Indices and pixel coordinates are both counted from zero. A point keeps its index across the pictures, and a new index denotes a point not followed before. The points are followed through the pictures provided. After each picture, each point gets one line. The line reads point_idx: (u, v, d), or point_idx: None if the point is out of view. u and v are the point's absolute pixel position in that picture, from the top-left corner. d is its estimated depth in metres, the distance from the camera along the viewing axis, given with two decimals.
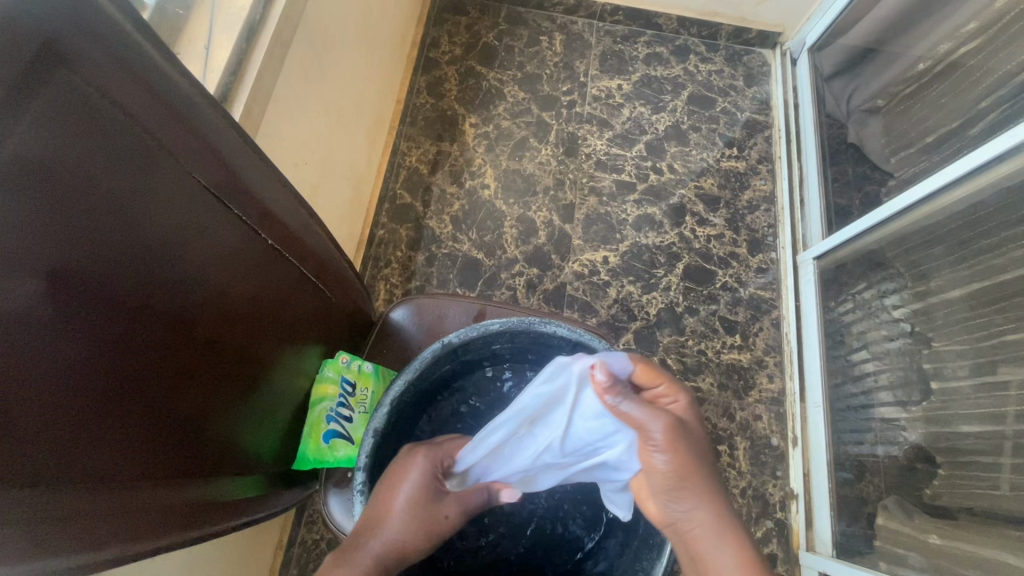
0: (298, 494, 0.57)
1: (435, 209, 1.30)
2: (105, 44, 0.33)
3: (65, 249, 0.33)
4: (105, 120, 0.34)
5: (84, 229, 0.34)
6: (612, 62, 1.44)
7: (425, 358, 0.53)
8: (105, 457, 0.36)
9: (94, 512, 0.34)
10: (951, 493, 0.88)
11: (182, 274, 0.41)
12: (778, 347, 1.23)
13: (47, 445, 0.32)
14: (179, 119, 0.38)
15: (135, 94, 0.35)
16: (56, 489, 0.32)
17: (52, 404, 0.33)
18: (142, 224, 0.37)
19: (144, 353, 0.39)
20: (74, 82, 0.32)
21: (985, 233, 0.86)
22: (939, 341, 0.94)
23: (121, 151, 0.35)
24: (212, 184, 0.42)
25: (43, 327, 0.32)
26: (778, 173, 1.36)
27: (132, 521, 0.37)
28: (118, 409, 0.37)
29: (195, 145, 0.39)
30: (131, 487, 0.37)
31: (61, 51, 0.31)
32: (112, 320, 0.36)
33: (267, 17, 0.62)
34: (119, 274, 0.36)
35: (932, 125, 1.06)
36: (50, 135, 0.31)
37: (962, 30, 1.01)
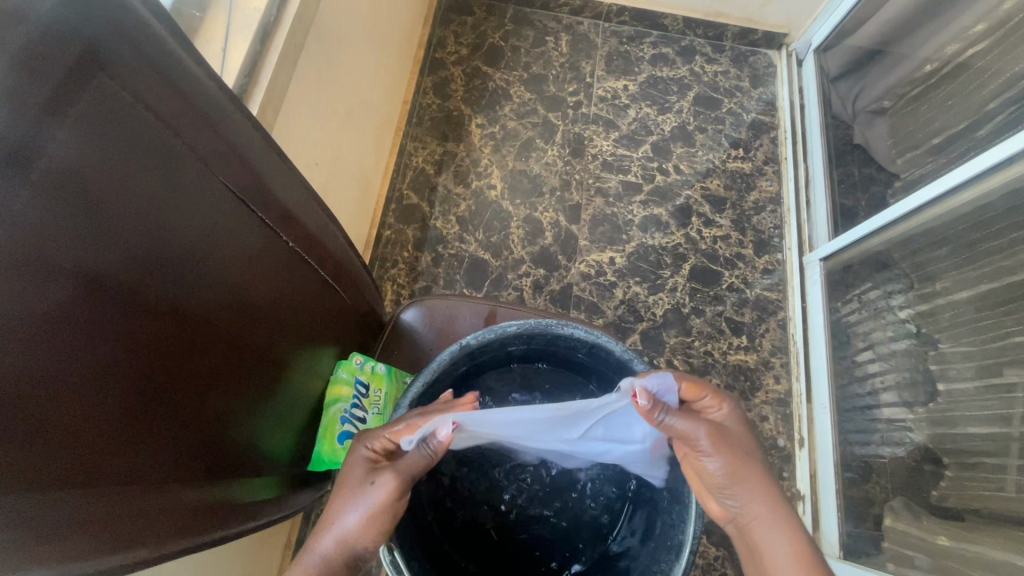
0: (309, 496, 0.57)
1: (441, 210, 1.30)
2: (138, 49, 0.33)
3: (98, 252, 0.33)
4: (140, 124, 0.34)
5: (117, 233, 0.34)
6: (618, 62, 1.44)
7: (443, 360, 0.53)
8: (133, 460, 0.36)
9: (112, 516, 0.34)
10: (959, 495, 0.88)
11: (211, 277, 0.41)
12: (784, 348, 1.23)
13: (82, 447, 0.33)
14: (207, 123, 0.38)
15: (166, 98, 0.35)
16: (81, 492, 0.32)
17: (84, 407, 0.33)
18: (174, 228, 0.38)
19: (174, 356, 0.39)
20: (111, 86, 0.32)
21: (993, 234, 0.87)
22: (946, 343, 0.94)
23: (156, 154, 0.36)
24: (237, 186, 0.42)
25: (80, 330, 0.32)
26: (785, 173, 1.36)
27: (157, 522, 0.37)
28: (146, 413, 0.37)
29: (222, 149, 0.40)
30: (159, 489, 0.38)
31: (98, 56, 0.31)
32: (143, 323, 0.36)
33: (281, 18, 0.62)
34: (149, 278, 0.36)
35: (939, 127, 1.07)
36: (88, 140, 0.32)
37: (969, 31, 1.01)
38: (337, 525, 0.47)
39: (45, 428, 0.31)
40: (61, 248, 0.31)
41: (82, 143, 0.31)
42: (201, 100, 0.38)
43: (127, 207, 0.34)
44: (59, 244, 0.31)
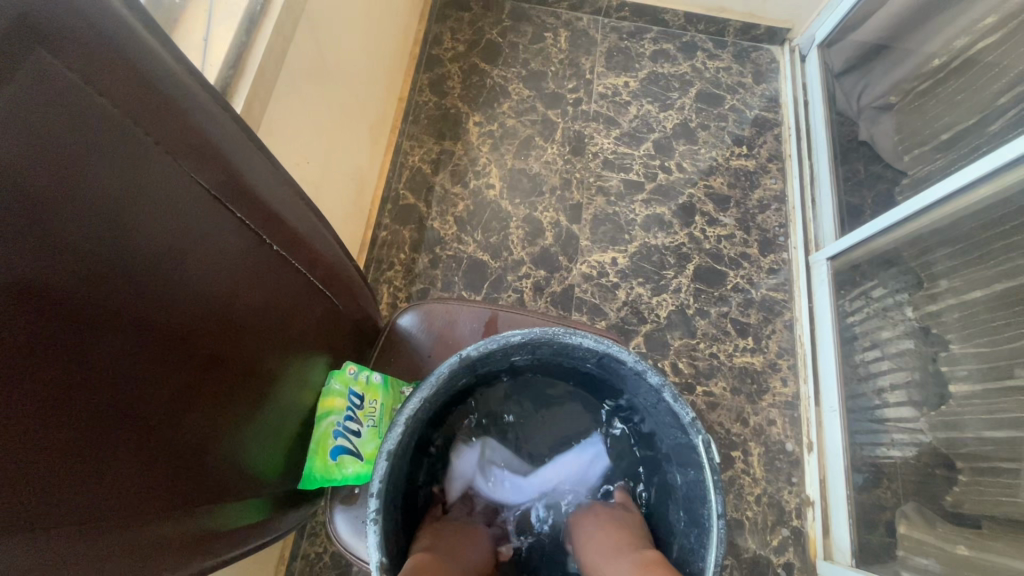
0: (301, 513, 0.54)
1: (438, 210, 1.27)
2: (86, 25, 0.31)
3: (49, 255, 0.30)
4: (91, 110, 0.31)
5: (70, 232, 0.31)
6: (618, 59, 1.41)
7: (442, 372, 0.49)
8: (89, 485, 0.32)
9: (58, 552, 0.31)
10: (973, 501, 0.85)
11: (186, 284, 0.38)
12: (791, 350, 1.20)
13: (31, 474, 0.29)
14: (170, 111, 0.36)
15: (121, 81, 0.32)
16: (22, 523, 0.29)
17: (30, 425, 0.29)
18: (139, 230, 0.35)
19: (144, 370, 0.36)
20: (55, 66, 0.29)
21: (1006, 232, 0.84)
22: (956, 343, 0.91)
23: (117, 147, 0.33)
24: (211, 184, 0.39)
25: (29, 344, 0.29)
26: (789, 171, 1.33)
27: (121, 551, 0.34)
28: (107, 431, 0.34)
29: (190, 142, 0.37)
30: (126, 517, 0.34)
31: (39, 33, 0.29)
32: (103, 333, 0.33)
33: (267, 8, 0.58)
34: (108, 283, 0.33)
35: (948, 123, 1.04)
36: (29, 127, 0.28)
37: (979, 24, 0.98)
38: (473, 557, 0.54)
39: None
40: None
41: (22, 128, 0.28)
42: (162, 87, 0.35)
43: (81, 204, 0.31)
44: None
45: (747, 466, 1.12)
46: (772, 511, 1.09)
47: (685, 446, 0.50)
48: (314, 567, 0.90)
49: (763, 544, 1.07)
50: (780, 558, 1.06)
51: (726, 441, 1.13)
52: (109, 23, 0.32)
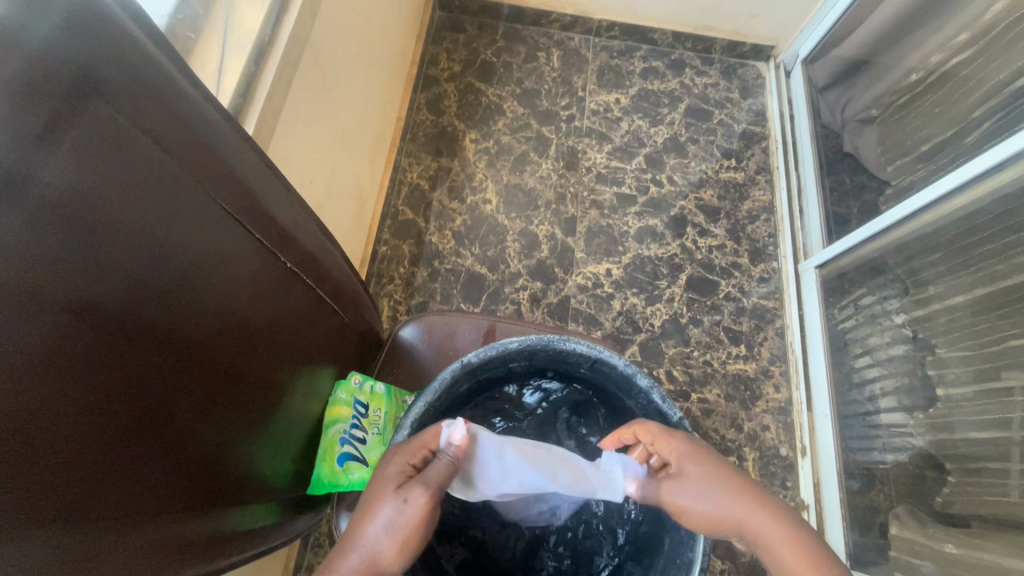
0: (309, 519, 0.56)
1: (437, 225, 1.30)
2: (132, 71, 0.33)
3: (93, 277, 0.32)
4: (134, 145, 0.34)
5: (110, 256, 0.33)
6: (609, 76, 1.46)
7: (445, 379, 0.53)
8: (122, 491, 0.35)
9: (96, 552, 0.33)
10: (963, 501, 0.87)
11: (210, 298, 0.41)
12: (783, 356, 1.23)
13: (76, 479, 0.32)
14: (201, 144, 0.38)
15: (159, 119, 0.35)
16: (67, 527, 0.31)
17: (74, 438, 0.31)
18: (170, 249, 0.37)
19: (170, 380, 0.38)
20: (107, 109, 0.32)
21: (986, 238, 0.87)
22: (942, 348, 0.95)
23: (153, 177, 0.35)
24: (233, 208, 0.42)
25: (76, 359, 0.31)
26: (777, 182, 1.37)
27: (152, 551, 0.36)
28: (139, 440, 0.36)
29: (216, 171, 0.40)
30: (154, 518, 0.37)
31: (96, 82, 0.31)
32: (137, 349, 0.35)
33: (275, 38, 0.62)
34: (143, 302, 0.36)
35: (927, 134, 1.08)
36: (81, 166, 0.31)
37: (952, 41, 1.03)
38: (360, 552, 0.45)
39: (31, 463, 0.29)
40: (54, 274, 0.30)
41: (75, 168, 0.31)
42: (195, 123, 0.38)
43: (122, 231, 0.34)
44: (55, 270, 0.30)
45: (742, 471, 1.14)
46: None
47: None
48: None
49: None
50: None
51: (721, 447, 1.16)
52: (156, 66, 0.34)
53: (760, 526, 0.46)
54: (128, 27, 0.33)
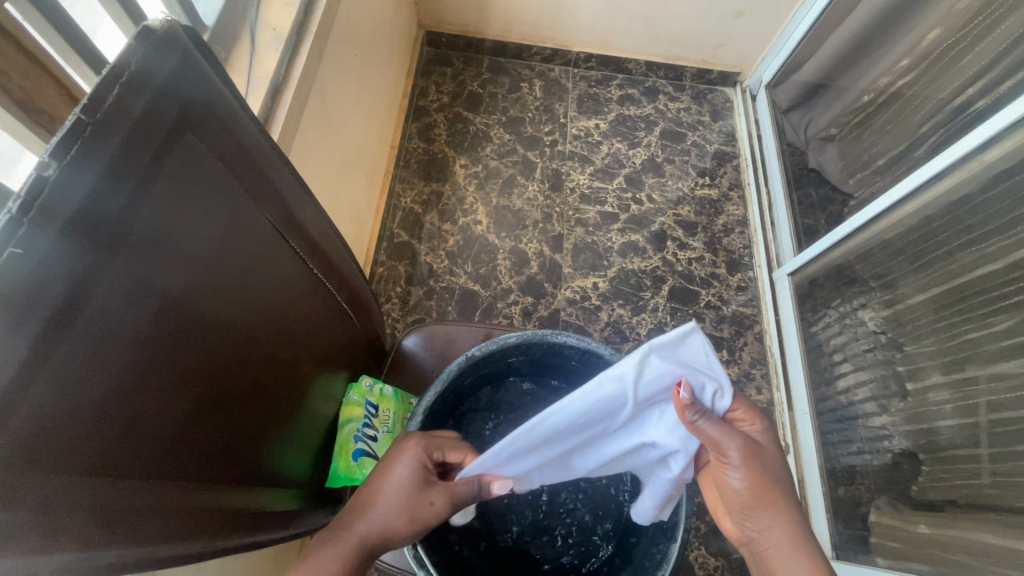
0: (325, 516, 0.60)
1: (430, 245, 1.37)
2: (200, 98, 0.34)
3: (177, 291, 0.34)
4: (206, 167, 0.35)
5: (189, 271, 0.35)
6: (588, 104, 1.56)
7: (452, 370, 0.59)
8: (184, 485, 0.37)
9: (179, 533, 0.36)
10: (936, 487, 0.93)
11: (259, 298, 0.43)
12: (763, 360, 1.30)
13: (154, 473, 0.34)
14: (253, 163, 0.40)
15: (223, 140, 0.36)
16: (151, 518, 0.34)
17: (153, 439, 0.34)
18: (232, 256, 0.39)
19: (225, 372, 0.40)
20: (188, 138, 0.33)
21: (939, 242, 0.96)
22: (910, 345, 1.01)
23: (221, 194, 0.37)
24: (277, 221, 0.44)
25: (156, 368, 0.34)
26: (749, 198, 1.46)
27: (219, 524, 0.40)
28: (197, 439, 0.38)
29: (265, 190, 0.42)
30: (216, 493, 0.40)
31: (183, 113, 0.33)
32: (199, 357, 0.37)
33: (290, 76, 0.69)
34: (207, 314, 0.38)
35: (881, 149, 1.18)
36: (172, 193, 0.33)
37: (897, 65, 1.14)
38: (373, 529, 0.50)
39: (114, 473, 0.31)
40: (147, 295, 0.32)
41: (168, 198, 0.33)
42: (252, 148, 0.39)
43: (197, 254, 0.36)
44: (148, 291, 0.32)
45: None
46: None
47: None
48: None
49: None
50: None
51: None
52: (221, 100, 0.36)
53: (783, 529, 0.51)
54: (203, 64, 0.34)
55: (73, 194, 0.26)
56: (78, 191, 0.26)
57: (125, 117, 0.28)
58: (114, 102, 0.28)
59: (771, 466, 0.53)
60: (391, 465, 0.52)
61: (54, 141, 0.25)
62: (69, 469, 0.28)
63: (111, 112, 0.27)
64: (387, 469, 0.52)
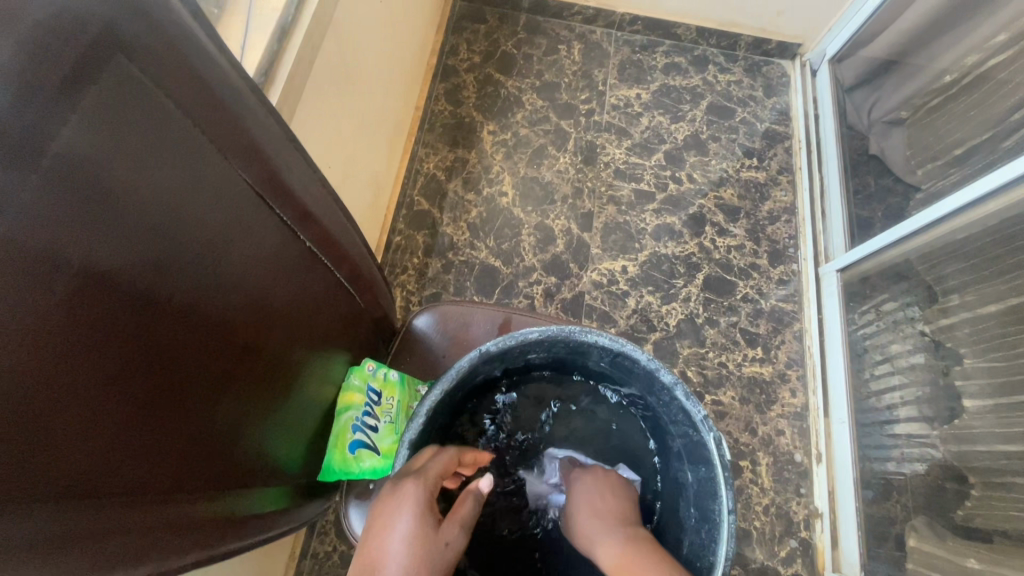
0: (318, 509, 0.56)
1: (451, 216, 1.29)
2: (157, 34, 0.31)
3: (114, 256, 0.31)
4: (158, 111, 0.32)
5: (131, 229, 0.32)
6: (631, 71, 1.43)
7: (463, 366, 0.52)
8: (126, 471, 0.34)
9: (118, 527, 0.33)
10: (985, 515, 0.84)
11: (229, 278, 0.39)
12: (801, 361, 1.20)
13: (88, 458, 0.31)
14: (229, 113, 0.36)
15: (184, 83, 0.33)
16: (81, 506, 0.31)
17: (87, 415, 0.31)
18: (192, 223, 0.36)
19: (187, 360, 0.37)
20: (130, 70, 0.30)
21: (1020, 248, 0.82)
22: (970, 357, 0.90)
23: (179, 149, 0.34)
24: (258, 184, 0.40)
25: (94, 335, 0.31)
26: (799, 184, 1.34)
27: (171, 530, 0.36)
28: (144, 418, 0.35)
29: (242, 146, 0.38)
30: (170, 498, 0.37)
31: (119, 40, 0.29)
32: (153, 333, 0.35)
33: (298, 19, 0.61)
34: (155, 282, 0.34)
35: (959, 138, 1.05)
36: (100, 132, 0.30)
37: (990, 41, 0.99)
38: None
39: (29, 444, 0.28)
40: (62, 247, 0.29)
41: (94, 133, 0.29)
42: (217, 86, 0.35)
43: (140, 211, 0.32)
44: (65, 242, 0.29)
45: (755, 476, 1.11)
46: (779, 522, 1.09)
47: (696, 443, 0.53)
48: (324, 565, 0.92)
49: (770, 555, 1.06)
50: (787, 570, 1.06)
51: (735, 450, 1.13)
52: (175, 21, 0.32)
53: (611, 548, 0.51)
54: None
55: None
56: None
57: (17, 23, 0.26)
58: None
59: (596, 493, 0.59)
60: (389, 512, 0.42)
61: None
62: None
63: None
64: (386, 517, 0.42)
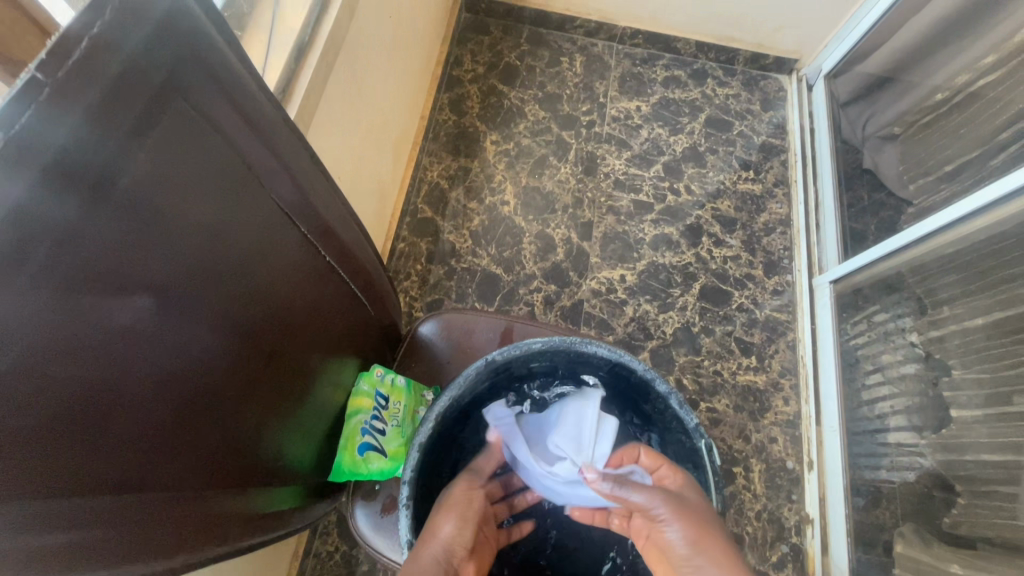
0: (325, 508, 0.58)
1: (454, 223, 1.32)
2: (210, 75, 0.33)
3: (166, 273, 0.34)
4: (204, 142, 0.34)
5: (181, 249, 0.35)
6: (631, 84, 1.47)
7: (470, 374, 0.55)
8: (165, 471, 0.36)
9: (156, 521, 0.36)
10: (970, 523, 0.86)
11: (258, 290, 0.42)
12: (794, 369, 1.23)
13: (136, 459, 0.34)
14: (263, 140, 0.39)
15: (228, 115, 0.35)
16: (128, 503, 0.33)
17: (139, 419, 0.34)
18: (230, 240, 0.38)
19: (220, 367, 0.40)
20: (182, 109, 0.32)
21: (1007, 263, 0.86)
22: (956, 369, 0.93)
23: (220, 175, 0.36)
24: (285, 204, 0.42)
25: (148, 345, 0.34)
26: (794, 196, 1.37)
27: (198, 525, 0.39)
28: (183, 421, 0.37)
29: (272, 169, 0.40)
30: (201, 496, 0.39)
31: (179, 82, 0.31)
32: (194, 342, 0.37)
33: (315, 38, 0.64)
34: (197, 294, 0.37)
35: (952, 154, 1.08)
36: (159, 163, 0.32)
37: (980, 62, 1.02)
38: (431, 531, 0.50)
39: (92, 445, 0.31)
40: (126, 268, 0.31)
41: (152, 165, 0.31)
42: (254, 114, 0.37)
43: (188, 232, 0.35)
44: (129, 263, 0.31)
45: (748, 482, 1.14)
46: (772, 527, 1.11)
47: (689, 449, 0.56)
48: (326, 564, 0.94)
49: (762, 560, 1.09)
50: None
51: (728, 457, 1.16)
52: (223, 60, 0.34)
53: None
54: (199, 17, 0.32)
55: (42, 145, 0.25)
56: (53, 141, 0.25)
57: (103, 68, 0.26)
58: (83, 55, 0.26)
59: (696, 510, 0.50)
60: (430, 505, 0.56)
61: (10, 97, 0.23)
62: (29, 444, 0.27)
63: (79, 63, 0.25)
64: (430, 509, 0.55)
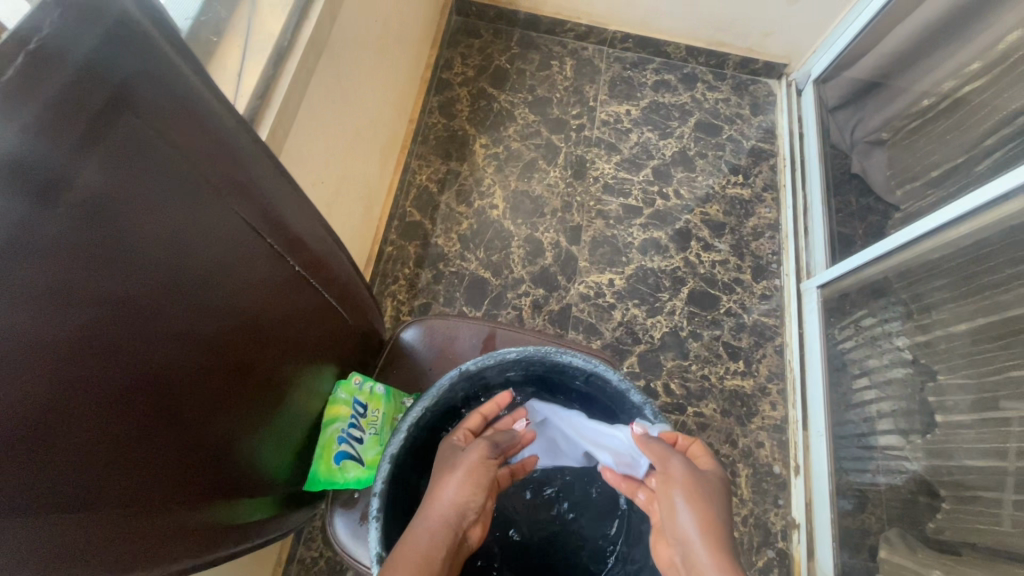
0: (302, 517, 0.58)
1: (443, 227, 1.32)
2: (165, 90, 0.34)
3: (123, 282, 0.33)
4: (164, 153, 0.34)
5: (137, 258, 0.34)
6: (621, 88, 1.47)
7: (443, 384, 0.55)
8: (123, 483, 0.35)
9: (112, 535, 0.35)
10: (954, 528, 0.87)
11: (223, 300, 0.42)
12: (781, 374, 1.23)
13: (93, 471, 0.33)
14: (226, 151, 0.39)
15: (188, 126, 0.35)
16: (81, 517, 0.33)
17: (96, 430, 0.33)
18: (191, 250, 0.38)
19: (184, 376, 0.39)
20: (135, 122, 0.32)
21: (991, 268, 0.86)
22: (942, 374, 0.94)
23: (181, 185, 0.36)
24: (253, 217, 0.42)
25: (104, 355, 0.33)
26: (783, 201, 1.37)
27: (157, 539, 0.38)
28: (144, 433, 0.37)
29: (237, 179, 0.40)
30: (161, 509, 0.39)
31: (132, 92, 0.31)
32: (156, 352, 0.37)
33: (295, 44, 0.63)
34: (158, 304, 0.36)
35: (937, 159, 1.09)
36: (114, 171, 0.31)
37: (965, 69, 1.02)
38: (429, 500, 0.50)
39: (44, 457, 0.30)
40: (81, 276, 0.31)
41: (105, 174, 0.31)
42: (212, 123, 0.37)
43: (145, 241, 0.34)
44: (84, 272, 0.31)
45: (735, 487, 1.14)
46: (758, 532, 1.11)
47: None
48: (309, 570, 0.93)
49: (749, 565, 1.09)
50: None
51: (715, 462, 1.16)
52: (176, 70, 0.34)
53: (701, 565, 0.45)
54: (156, 35, 0.32)
55: None
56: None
57: (46, 79, 0.27)
58: (27, 64, 0.26)
59: (708, 486, 0.49)
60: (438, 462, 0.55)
61: None
62: None
63: (23, 73, 0.26)
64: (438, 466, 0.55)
